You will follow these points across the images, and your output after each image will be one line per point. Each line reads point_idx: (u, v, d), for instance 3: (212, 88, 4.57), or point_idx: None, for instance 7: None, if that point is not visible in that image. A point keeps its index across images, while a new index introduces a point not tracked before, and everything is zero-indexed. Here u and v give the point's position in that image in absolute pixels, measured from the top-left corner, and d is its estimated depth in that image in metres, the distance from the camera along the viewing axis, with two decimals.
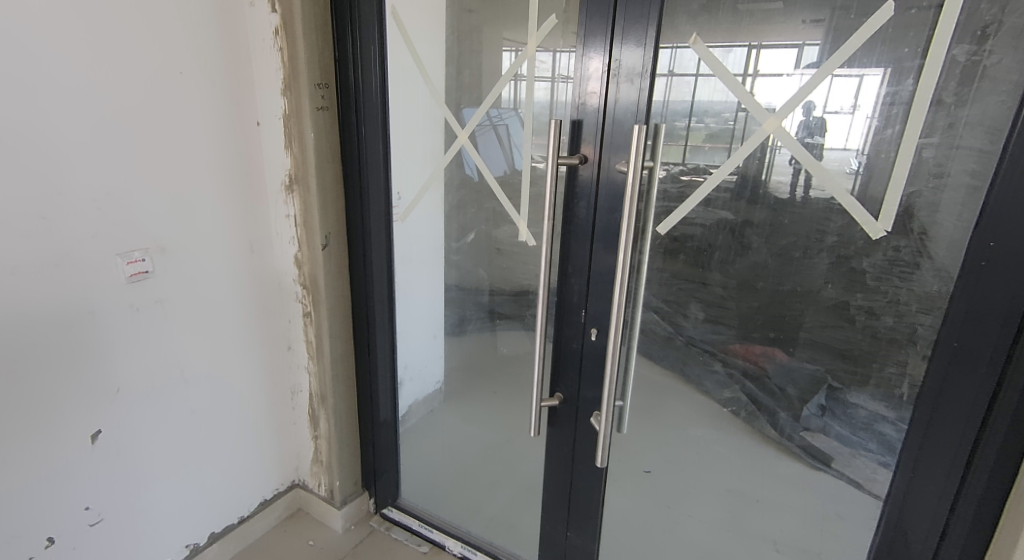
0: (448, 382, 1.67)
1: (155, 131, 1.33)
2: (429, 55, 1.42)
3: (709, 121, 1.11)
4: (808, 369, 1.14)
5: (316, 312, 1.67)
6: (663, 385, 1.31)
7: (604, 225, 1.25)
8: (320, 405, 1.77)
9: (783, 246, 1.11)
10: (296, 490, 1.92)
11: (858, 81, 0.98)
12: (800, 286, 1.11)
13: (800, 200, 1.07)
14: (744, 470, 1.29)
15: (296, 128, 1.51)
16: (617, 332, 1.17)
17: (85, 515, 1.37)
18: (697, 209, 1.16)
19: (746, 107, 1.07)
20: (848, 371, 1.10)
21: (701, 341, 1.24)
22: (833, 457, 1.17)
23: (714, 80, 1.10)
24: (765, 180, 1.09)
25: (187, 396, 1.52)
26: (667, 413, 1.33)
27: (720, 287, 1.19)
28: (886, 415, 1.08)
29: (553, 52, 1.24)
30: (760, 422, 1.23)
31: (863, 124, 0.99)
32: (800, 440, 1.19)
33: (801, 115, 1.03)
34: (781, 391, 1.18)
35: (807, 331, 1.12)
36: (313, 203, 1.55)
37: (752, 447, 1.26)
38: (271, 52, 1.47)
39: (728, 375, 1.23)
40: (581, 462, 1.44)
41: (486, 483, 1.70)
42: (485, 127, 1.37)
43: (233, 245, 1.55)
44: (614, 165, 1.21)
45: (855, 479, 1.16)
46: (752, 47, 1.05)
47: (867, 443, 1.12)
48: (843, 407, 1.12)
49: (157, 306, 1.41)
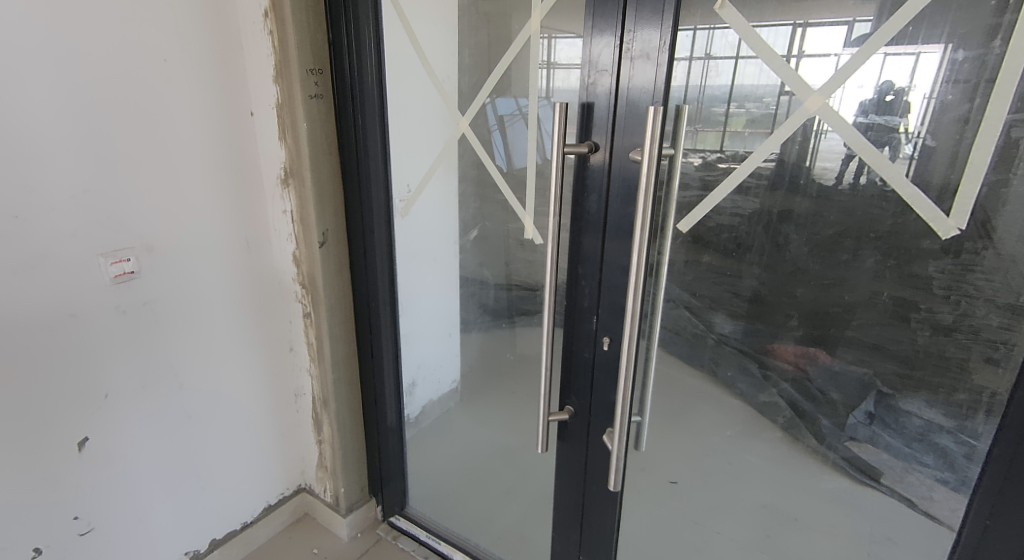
0: (464, 381, 1.55)
1: (138, 123, 1.25)
2: (430, 35, 1.31)
3: (749, 106, 0.95)
4: (854, 373, 0.97)
5: (315, 312, 1.58)
6: (691, 386, 1.16)
7: (616, 222, 1.11)
8: (323, 408, 1.68)
9: (825, 236, 0.95)
10: (301, 495, 1.85)
11: (912, 59, 0.82)
12: (842, 282, 0.95)
13: (858, 187, 0.90)
14: (780, 485, 1.13)
15: (289, 117, 1.41)
16: (631, 337, 1.03)
17: (74, 525, 1.32)
18: (730, 198, 1.01)
19: (789, 90, 0.91)
20: (899, 375, 0.93)
21: (737, 340, 1.08)
22: (882, 472, 1.01)
23: (757, 62, 0.93)
24: (807, 166, 0.93)
25: (181, 400, 1.45)
26: (698, 418, 1.18)
27: (755, 280, 1.03)
28: (944, 425, 0.92)
29: (581, 38, 1.08)
30: (803, 434, 1.06)
31: (918, 106, 0.83)
32: (845, 451, 1.02)
33: (850, 93, 0.87)
34: (822, 395, 1.01)
35: (854, 328, 0.95)
36: (309, 198, 1.45)
37: (791, 459, 1.10)
38: (262, 37, 1.37)
39: (762, 378, 1.07)
40: (594, 482, 1.31)
41: (498, 493, 1.59)
42: (508, 117, 1.23)
43: (227, 243, 1.47)
44: (627, 153, 1.06)
45: (908, 497, 0.99)
46: (797, 26, 0.89)
47: (923, 457, 0.95)
48: (894, 415, 0.95)
49: (146, 308, 1.34)
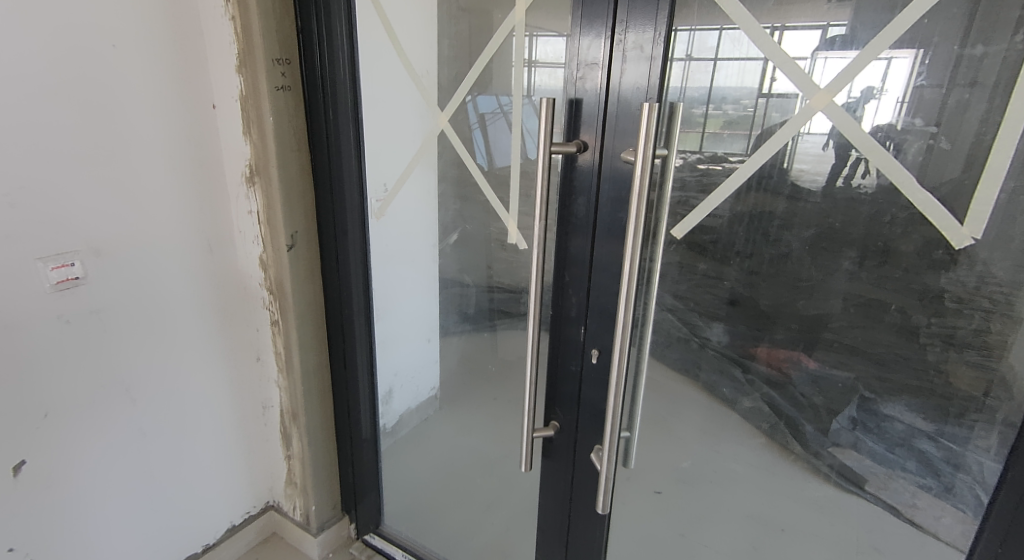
0: (444, 387, 1.48)
1: (82, 115, 1.14)
2: (408, 26, 1.24)
3: (726, 107, 0.90)
4: (836, 378, 0.94)
5: (284, 319, 1.48)
6: (679, 394, 1.10)
7: (606, 226, 1.04)
8: (292, 422, 1.59)
9: (806, 237, 0.90)
10: (269, 513, 1.75)
11: (881, 63, 0.78)
12: (814, 283, 0.91)
13: (856, 189, 0.84)
14: (764, 491, 1.08)
15: (254, 111, 1.31)
16: (624, 338, 0.96)
17: (9, 556, 1.21)
18: (725, 205, 0.94)
19: (767, 93, 0.87)
20: (880, 378, 0.89)
21: (720, 344, 1.03)
22: (866, 478, 0.98)
23: (758, 64, 0.87)
24: (784, 168, 0.88)
25: (132, 417, 1.34)
26: (681, 424, 1.12)
27: (739, 285, 0.98)
28: (925, 430, 0.88)
29: (563, 36, 1.02)
30: (784, 436, 1.02)
31: (889, 110, 0.79)
32: (830, 457, 1.00)
33: (846, 94, 0.81)
34: (804, 399, 0.98)
35: (833, 330, 0.92)
36: (276, 197, 1.36)
37: (772, 466, 1.05)
38: (223, 23, 1.27)
39: (746, 382, 1.03)
40: (581, 502, 1.24)
41: (479, 508, 1.52)
42: (490, 115, 1.15)
43: (187, 246, 1.36)
44: (619, 153, 1.00)
45: (893, 504, 0.97)
46: (775, 29, 0.84)
47: (906, 463, 0.93)
48: (876, 419, 0.92)
49: (93, 317, 1.23)
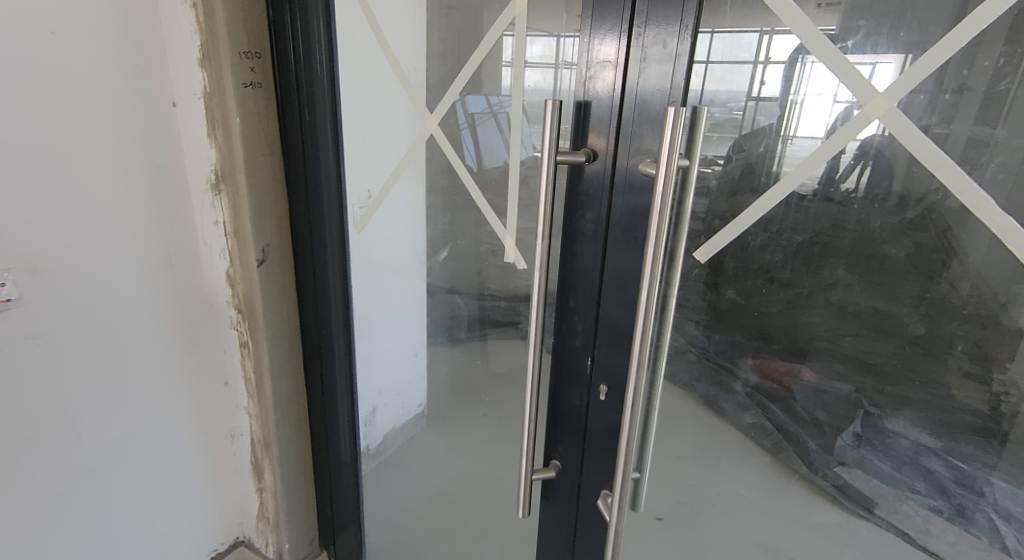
0: (432, 403, 1.35)
1: (15, 114, 1.00)
2: (393, 20, 1.12)
3: (711, 110, 0.80)
4: (836, 391, 0.82)
5: (254, 341, 1.35)
6: (687, 428, 0.97)
7: (617, 246, 0.92)
8: (264, 453, 1.46)
9: (798, 245, 0.79)
10: (240, 549, 1.60)
11: (941, 65, 0.64)
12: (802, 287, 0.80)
13: (848, 196, 0.73)
14: (768, 516, 0.94)
15: (218, 110, 1.17)
16: (637, 374, 0.84)
17: None
18: (756, 230, 0.80)
19: (756, 96, 0.77)
20: (879, 390, 0.78)
21: (717, 354, 0.91)
22: (874, 500, 0.84)
23: (755, 68, 0.76)
24: (772, 169, 0.77)
25: (80, 453, 1.20)
26: (677, 440, 0.98)
27: (761, 307, 0.85)
28: (931, 445, 0.77)
29: (553, 37, 0.91)
30: (788, 455, 0.89)
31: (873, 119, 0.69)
32: (835, 478, 0.86)
33: (909, 99, 0.66)
34: (807, 414, 0.85)
35: (824, 337, 0.80)
36: (245, 207, 1.22)
37: (771, 483, 0.92)
38: (184, 11, 1.13)
39: (745, 397, 0.91)
40: (585, 552, 1.12)
41: (468, 540, 1.39)
42: (479, 115, 1.03)
43: (143, 260, 1.21)
44: (634, 165, 0.87)
45: (903, 529, 0.84)
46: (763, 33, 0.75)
47: (913, 482, 0.80)
48: (881, 436, 0.80)
49: (30, 344, 1.08)
